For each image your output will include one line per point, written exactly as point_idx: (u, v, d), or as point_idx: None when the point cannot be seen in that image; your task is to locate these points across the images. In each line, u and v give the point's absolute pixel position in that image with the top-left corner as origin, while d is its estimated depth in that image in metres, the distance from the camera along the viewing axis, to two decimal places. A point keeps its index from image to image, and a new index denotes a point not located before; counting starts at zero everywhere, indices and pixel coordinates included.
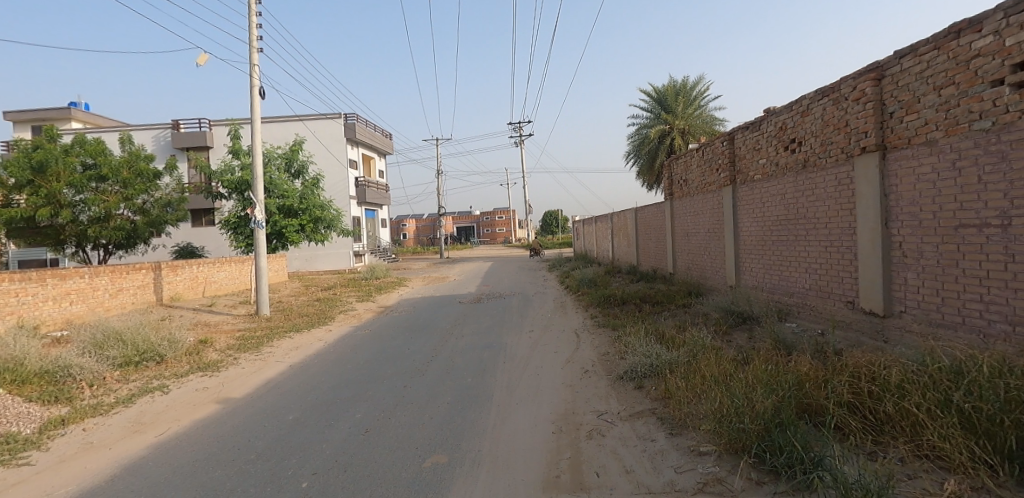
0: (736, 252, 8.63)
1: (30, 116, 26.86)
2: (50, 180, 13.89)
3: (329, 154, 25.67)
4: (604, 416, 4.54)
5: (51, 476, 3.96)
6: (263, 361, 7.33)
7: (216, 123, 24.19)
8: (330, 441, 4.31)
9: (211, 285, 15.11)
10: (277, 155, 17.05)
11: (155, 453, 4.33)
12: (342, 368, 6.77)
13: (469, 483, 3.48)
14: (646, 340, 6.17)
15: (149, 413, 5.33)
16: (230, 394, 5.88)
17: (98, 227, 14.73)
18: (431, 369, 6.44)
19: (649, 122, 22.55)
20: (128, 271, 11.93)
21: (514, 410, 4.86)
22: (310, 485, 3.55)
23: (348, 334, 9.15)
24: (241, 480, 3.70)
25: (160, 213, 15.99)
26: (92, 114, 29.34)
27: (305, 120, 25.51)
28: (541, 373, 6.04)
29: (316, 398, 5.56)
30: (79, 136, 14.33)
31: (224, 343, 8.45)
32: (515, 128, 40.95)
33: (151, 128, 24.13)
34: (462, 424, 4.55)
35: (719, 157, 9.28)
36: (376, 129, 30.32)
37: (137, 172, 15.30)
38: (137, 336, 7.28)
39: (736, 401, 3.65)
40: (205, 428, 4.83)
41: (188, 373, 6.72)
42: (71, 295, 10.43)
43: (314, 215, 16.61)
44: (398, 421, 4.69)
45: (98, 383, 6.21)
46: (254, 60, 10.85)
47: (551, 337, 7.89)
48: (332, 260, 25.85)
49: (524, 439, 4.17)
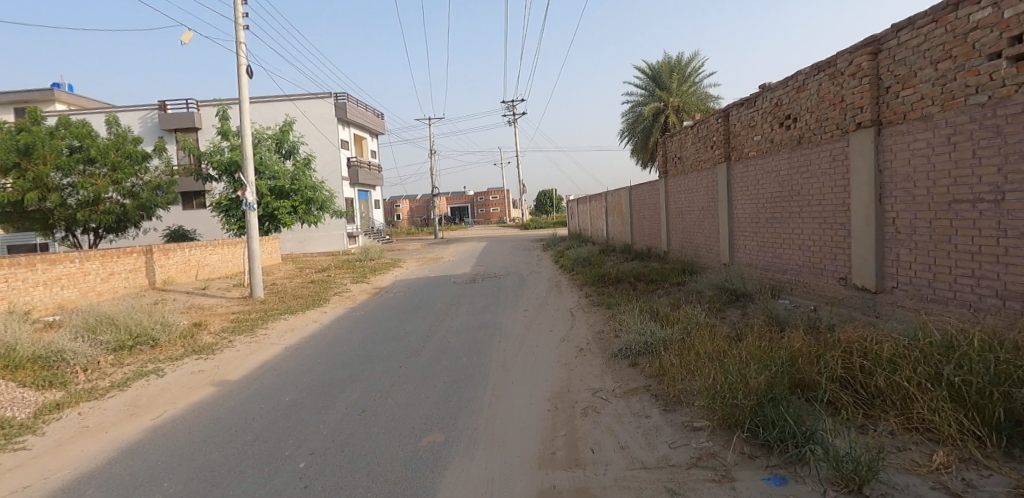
0: (730, 230, 8.63)
1: (12, 97, 26.30)
2: (36, 164, 13.66)
3: (320, 134, 25.33)
4: (599, 394, 4.58)
5: (48, 461, 3.97)
6: (258, 343, 7.33)
7: (204, 104, 23.80)
8: (327, 421, 4.34)
9: (204, 268, 15.03)
10: (267, 136, 16.78)
11: (151, 436, 4.35)
12: (338, 349, 6.79)
13: (465, 461, 3.52)
14: (641, 318, 6.20)
15: (144, 397, 5.32)
16: (226, 377, 5.89)
17: (87, 211, 14.52)
18: (426, 349, 6.45)
19: (643, 99, 22.40)
20: (118, 255, 11.81)
21: (509, 389, 4.89)
22: (308, 465, 3.59)
23: (343, 315, 9.15)
24: (238, 461, 3.72)
25: (150, 196, 15.73)
26: (77, 96, 28.74)
27: (295, 100, 25.10)
28: (537, 352, 6.06)
29: (313, 379, 5.58)
30: (63, 117, 14.03)
31: (218, 326, 8.45)
32: (508, 107, 40.73)
33: (138, 110, 23.67)
34: (458, 403, 4.57)
35: (713, 134, 9.22)
36: (368, 108, 29.89)
37: (125, 155, 15.04)
38: (129, 320, 7.25)
39: (729, 378, 3.68)
40: (200, 411, 4.84)
41: (183, 356, 6.70)
42: (62, 280, 10.34)
43: (306, 196, 16.43)
44: (395, 401, 4.72)
45: (92, 367, 6.20)
46: (240, 38, 10.58)
47: (546, 316, 7.93)
48: (326, 242, 25.79)
49: (520, 417, 4.21)
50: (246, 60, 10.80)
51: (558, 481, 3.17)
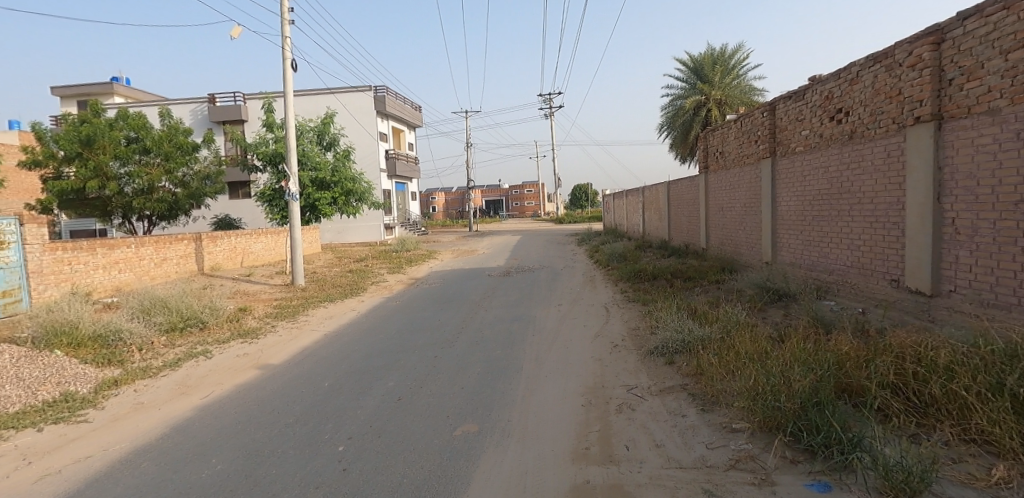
0: (773, 228, 8.36)
1: (75, 91, 27.83)
2: (97, 153, 14.56)
3: (360, 127, 25.89)
4: (634, 390, 4.52)
5: (105, 433, 4.24)
6: (299, 329, 7.59)
7: (250, 97, 24.61)
8: (364, 407, 4.46)
9: (249, 256, 15.62)
10: (310, 128, 17.23)
11: (200, 414, 4.57)
12: (373, 337, 6.94)
13: (500, 451, 3.55)
14: (678, 315, 6.09)
15: (194, 377, 5.60)
16: (268, 360, 6.12)
17: (142, 199, 15.24)
18: (461, 340, 6.53)
19: (683, 92, 21.90)
20: (170, 241, 12.41)
21: (543, 382, 4.88)
22: (347, 449, 3.69)
23: (379, 304, 9.36)
24: (280, 442, 3.87)
25: (200, 186, 16.34)
26: (133, 90, 30.20)
27: (337, 93, 25.71)
28: (571, 347, 6.02)
29: (350, 365, 5.73)
30: (121, 110, 14.80)
31: (262, 311, 8.77)
32: (545, 100, 40.68)
33: (189, 102, 24.70)
34: (492, 395, 4.60)
35: (758, 128, 8.92)
36: (406, 101, 30.31)
37: (177, 146, 15.66)
38: (180, 303, 7.61)
39: (772, 379, 3.58)
40: (246, 392, 5.05)
41: (229, 339, 7.00)
42: (119, 264, 10.93)
43: (346, 188, 16.80)
44: (430, 390, 4.80)
45: (147, 346, 6.55)
46: (286, 32, 10.86)
47: (580, 310, 7.88)
48: (363, 232, 26.42)
49: (553, 411, 4.21)
50: (291, 53, 11.07)
51: (591, 476, 3.15)
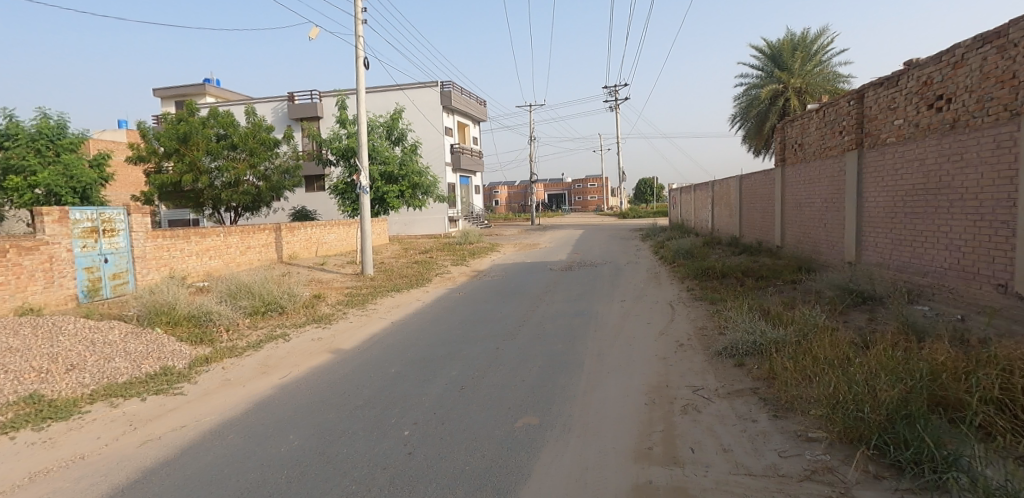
0: (858, 225, 7.76)
1: (174, 92, 30.45)
2: (191, 149, 15.91)
3: (426, 122, 26.60)
4: (700, 392, 4.37)
5: (198, 406, 4.66)
6: (368, 317, 7.95)
7: (325, 94, 25.90)
8: (428, 395, 4.60)
9: (323, 246, 16.51)
10: (380, 123, 17.90)
11: (279, 392, 4.91)
12: (437, 327, 7.15)
13: (560, 446, 3.55)
14: (749, 315, 5.81)
15: (274, 357, 6.01)
16: (340, 345, 6.46)
17: (229, 192, 16.46)
18: (522, 333, 6.57)
19: (759, 81, 20.76)
20: (254, 231, 13.35)
21: (605, 379, 4.82)
22: (412, 434, 3.83)
23: (443, 295, 9.60)
24: (350, 423, 4.08)
25: (279, 179, 17.32)
26: (223, 90, 32.62)
27: (405, 90, 26.52)
28: (634, 344, 5.90)
29: (415, 353, 5.93)
30: (213, 109, 16.02)
31: (334, 299, 9.25)
32: (611, 92, 40.05)
33: (271, 101, 26.37)
34: (553, 389, 4.59)
35: (843, 118, 8.30)
36: (471, 96, 30.76)
37: (260, 142, 16.81)
38: (263, 289, 8.17)
39: (855, 388, 3.33)
40: (320, 374, 5.36)
41: (305, 324, 7.45)
42: (210, 252, 11.88)
43: (412, 181, 17.32)
44: (491, 381, 4.87)
45: (233, 327, 7.11)
46: (359, 32, 11.31)
47: (644, 307, 7.71)
48: (428, 225, 27.19)
49: (615, 408, 4.15)
50: (363, 52, 11.51)
51: (654, 477, 3.08)
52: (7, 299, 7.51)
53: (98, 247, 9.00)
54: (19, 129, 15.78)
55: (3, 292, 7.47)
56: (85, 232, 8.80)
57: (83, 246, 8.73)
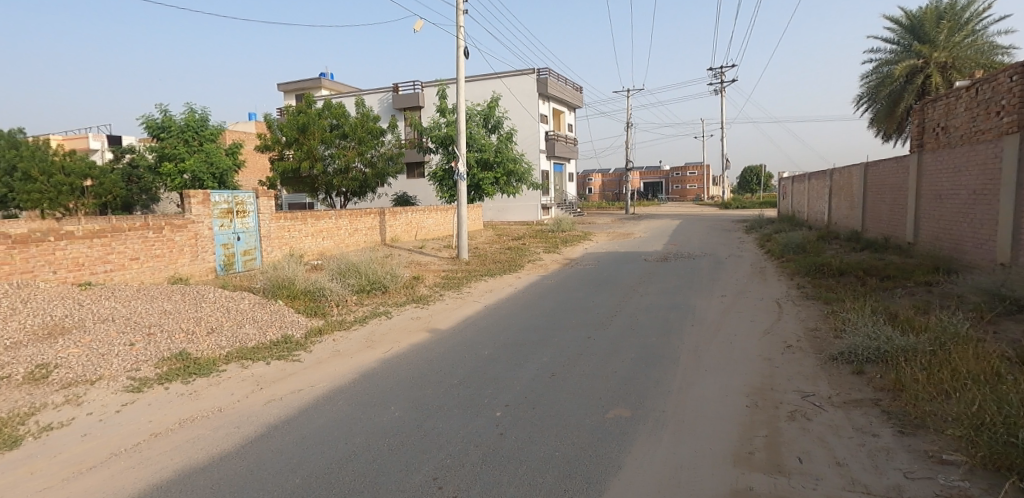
0: (1016, 221, 6.66)
1: (295, 86, 33.36)
2: (309, 138, 17.37)
3: (522, 109, 26.83)
4: (810, 398, 4.04)
5: (313, 372, 5.14)
6: (463, 299, 8.26)
7: (427, 84, 26.98)
8: (520, 378, 4.69)
9: (422, 230, 17.35)
10: (477, 112, 18.34)
11: (382, 366, 5.27)
12: (529, 313, 7.25)
13: (652, 441, 3.47)
14: (872, 319, 5.24)
15: (378, 333, 6.46)
16: (437, 325, 6.78)
17: (340, 178, 17.80)
18: (614, 323, 6.46)
19: (893, 56, 18.43)
20: (361, 215, 14.35)
21: (702, 376, 4.61)
22: (503, 415, 3.93)
23: (535, 282, 9.71)
24: (446, 399, 4.28)
25: (383, 166, 18.48)
26: (336, 83, 35.19)
27: (502, 78, 26.89)
28: (735, 341, 5.58)
29: (507, 337, 6.06)
30: (328, 101, 17.38)
31: (432, 281, 9.71)
32: (717, 74, 37.86)
33: (377, 92, 28.03)
34: (646, 382, 4.48)
35: (1003, 96, 7.13)
36: (567, 82, 30.45)
37: (368, 131, 17.98)
38: (368, 268, 8.77)
39: (1008, 410, 2.88)
40: (418, 351, 5.68)
41: (405, 303, 7.91)
42: (323, 233, 12.97)
43: (507, 168, 17.58)
44: (583, 370, 4.86)
45: (343, 303, 7.74)
46: (460, 22, 11.60)
47: (747, 304, 7.25)
48: (521, 211, 27.53)
49: (713, 408, 3.96)
50: (464, 42, 11.81)
51: (755, 483, 2.91)
52: (163, 269, 8.91)
53: (232, 226, 10.19)
54: (172, 122, 18.22)
55: (160, 263, 8.85)
56: (222, 212, 9.98)
57: (221, 225, 9.93)
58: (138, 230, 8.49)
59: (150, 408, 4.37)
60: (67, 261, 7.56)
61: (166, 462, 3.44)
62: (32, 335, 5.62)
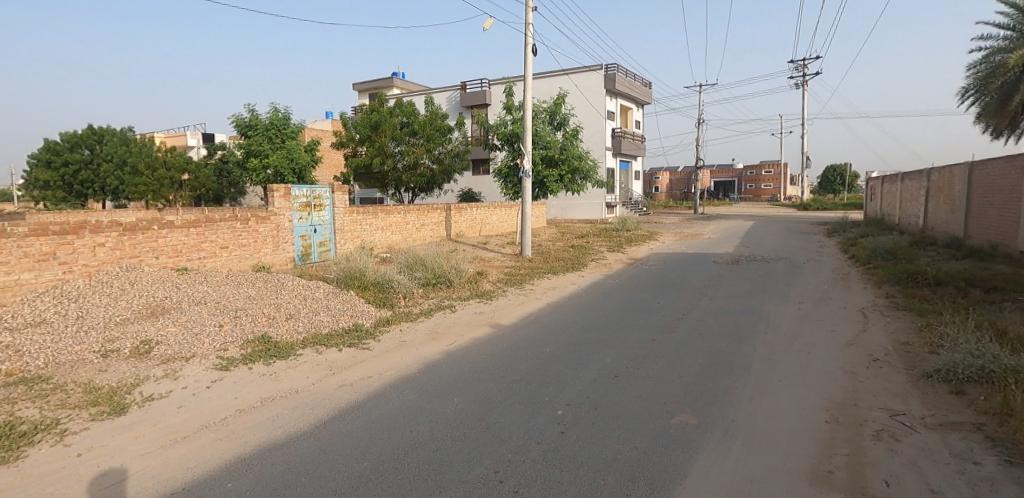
0: None
1: (369, 85, 34.80)
2: (381, 136, 18.07)
3: (588, 106, 26.55)
4: (899, 418, 3.73)
5: (382, 361, 5.36)
6: (525, 296, 8.30)
7: (494, 82, 27.29)
8: (582, 378, 4.66)
9: (486, 226, 17.61)
10: (543, 109, 18.36)
11: (446, 358, 5.40)
12: (592, 312, 7.18)
13: (720, 451, 3.33)
14: (975, 334, 4.76)
15: (442, 326, 6.63)
16: (499, 321, 6.87)
17: (409, 174, 18.39)
18: (681, 326, 6.26)
19: (1008, 43, 16.55)
20: (428, 210, 14.78)
21: (777, 387, 4.37)
22: (565, 414, 3.93)
23: (598, 281, 9.59)
24: (508, 395, 4.33)
25: (450, 162, 18.91)
26: (407, 82, 36.35)
27: (570, 74, 26.72)
28: (813, 352, 5.24)
29: (570, 336, 6.03)
30: (399, 99, 18.04)
31: (495, 277, 9.84)
32: (800, 66, 35.64)
33: (446, 91, 28.71)
34: (714, 390, 4.31)
35: None
36: (636, 77, 29.75)
37: (436, 129, 18.47)
38: (434, 263, 9.01)
39: None
40: (481, 346, 5.77)
41: (469, 298, 8.07)
42: (392, 227, 13.48)
43: (572, 165, 17.44)
44: (647, 373, 4.75)
45: (410, 295, 8.00)
46: (530, 19, 11.63)
47: (827, 312, 6.79)
48: (585, 209, 27.29)
49: (787, 420, 3.75)
50: (532, 39, 11.82)
51: None
52: (248, 257, 9.60)
53: (310, 219, 10.82)
54: (258, 121, 19.66)
55: (245, 252, 9.54)
56: (302, 205, 10.63)
57: (300, 218, 10.58)
58: (227, 221, 9.19)
59: (235, 386, 4.74)
60: (167, 248, 8.32)
61: (249, 436, 3.72)
62: (138, 313, 6.25)
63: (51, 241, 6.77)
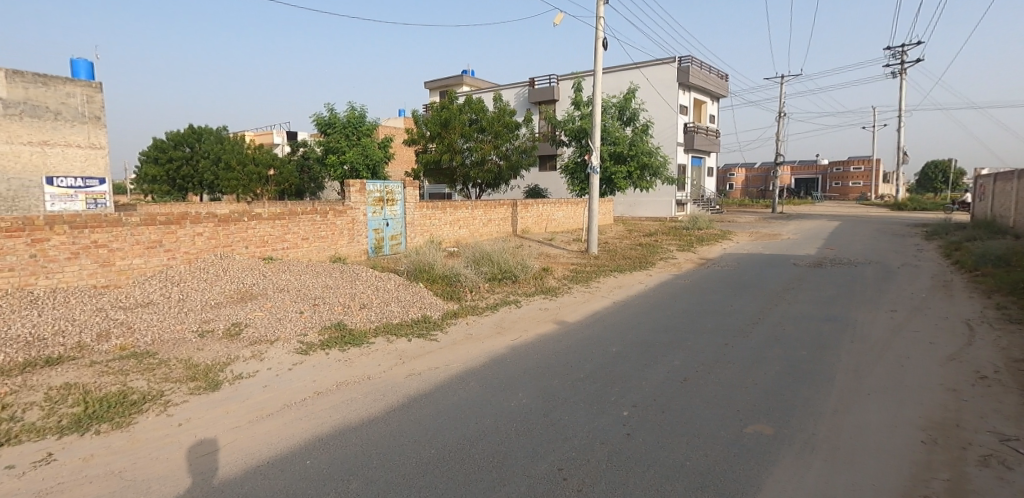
0: None
1: (440, 83, 35.73)
2: (450, 132, 18.50)
3: (660, 100, 25.82)
4: (1011, 443, 3.36)
5: (450, 352, 5.51)
6: (591, 294, 8.23)
7: (562, 78, 27.14)
8: (649, 380, 4.55)
9: (551, 222, 17.60)
10: (612, 104, 18.07)
11: (511, 353, 5.46)
12: (660, 312, 6.99)
13: (799, 465, 3.15)
14: None
15: (508, 321, 6.72)
16: (565, 318, 6.86)
17: (477, 170, 18.70)
18: (756, 331, 5.96)
19: None
20: (495, 206, 14.98)
21: (864, 401, 4.06)
22: (631, 415, 3.86)
23: (667, 281, 9.31)
24: (572, 392, 4.31)
25: (517, 158, 19.06)
26: (477, 80, 36.93)
27: (641, 68, 26.09)
28: (908, 365, 4.82)
29: (636, 336, 5.91)
30: (469, 97, 18.40)
31: (561, 273, 9.81)
32: (897, 53, 32.78)
33: (514, 87, 28.91)
34: (793, 400, 4.07)
35: None
36: (711, 70, 28.48)
37: (504, 125, 18.67)
38: (501, 258, 9.12)
39: None
40: (546, 342, 5.78)
41: (534, 294, 8.11)
42: (460, 222, 13.80)
43: (641, 162, 17.00)
44: (719, 378, 4.57)
45: (477, 290, 8.16)
46: (601, 13, 11.44)
47: (925, 322, 6.22)
48: (654, 207, 26.59)
49: (877, 438, 3.48)
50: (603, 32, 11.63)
51: None
52: (327, 249, 10.18)
53: (383, 213, 11.30)
54: (336, 119, 20.73)
55: (324, 244, 10.12)
56: (376, 200, 11.12)
57: (375, 212, 11.08)
58: (308, 214, 9.77)
59: (314, 369, 5.05)
60: (256, 239, 8.99)
61: (326, 417, 3.95)
62: (230, 298, 6.80)
63: (158, 230, 7.51)
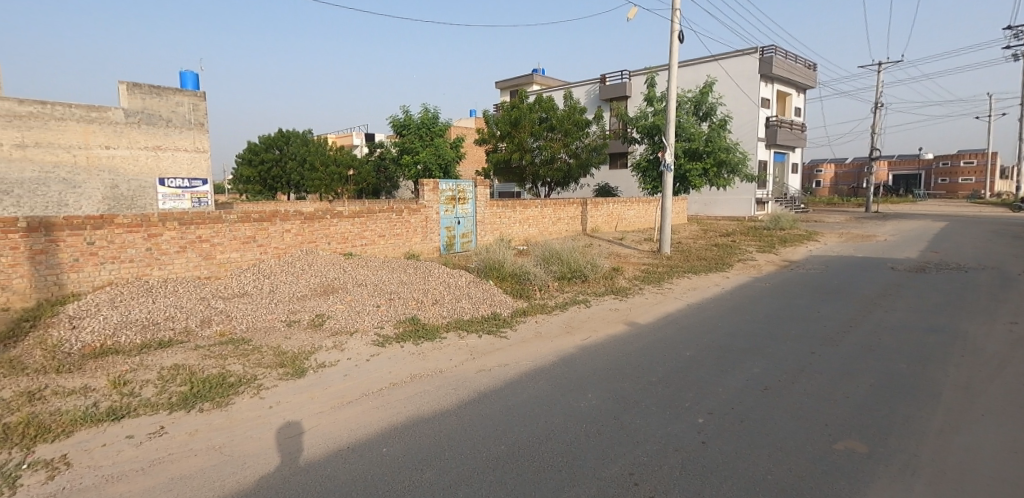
0: None
1: (511, 83, 36.06)
2: (520, 131, 18.64)
3: (740, 93, 24.58)
4: None
5: (519, 350, 5.57)
6: (663, 295, 8.00)
7: (635, 73, 26.50)
8: (726, 387, 4.36)
9: (622, 221, 17.27)
10: (687, 99, 17.43)
11: (581, 353, 5.43)
12: (738, 316, 6.67)
13: (897, 487, 2.90)
14: None
15: (577, 320, 6.69)
16: (635, 319, 6.72)
17: (546, 168, 18.71)
18: (847, 340, 5.54)
19: None
20: (564, 204, 14.93)
21: (977, 422, 3.66)
22: (706, 423, 3.72)
23: (745, 283, 8.86)
24: (644, 396, 4.22)
25: (587, 156, 18.87)
26: (547, 79, 36.87)
27: (719, 60, 24.94)
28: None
29: (712, 341, 5.67)
30: (539, 95, 18.44)
31: (632, 273, 9.61)
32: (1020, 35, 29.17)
33: (585, 84, 28.62)
34: (890, 417, 3.75)
35: None
36: (798, 58, 26.65)
37: (574, 123, 18.53)
38: (571, 257, 9.08)
39: None
40: (617, 343, 5.69)
41: (604, 294, 8.01)
42: (530, 220, 13.89)
43: (719, 158, 16.18)
44: (804, 389, 4.29)
45: (546, 288, 8.19)
46: (677, 5, 11.05)
47: None
48: (731, 205, 25.37)
49: (991, 463, 3.13)
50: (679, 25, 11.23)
51: None
52: (402, 245, 10.61)
53: (455, 212, 11.60)
54: (411, 120, 21.49)
55: (399, 240, 10.55)
56: (449, 199, 11.45)
57: (447, 210, 11.41)
58: (385, 212, 10.22)
59: (390, 361, 5.28)
60: (337, 235, 9.53)
61: (401, 408, 4.14)
62: (315, 290, 7.28)
63: (253, 226, 8.16)
